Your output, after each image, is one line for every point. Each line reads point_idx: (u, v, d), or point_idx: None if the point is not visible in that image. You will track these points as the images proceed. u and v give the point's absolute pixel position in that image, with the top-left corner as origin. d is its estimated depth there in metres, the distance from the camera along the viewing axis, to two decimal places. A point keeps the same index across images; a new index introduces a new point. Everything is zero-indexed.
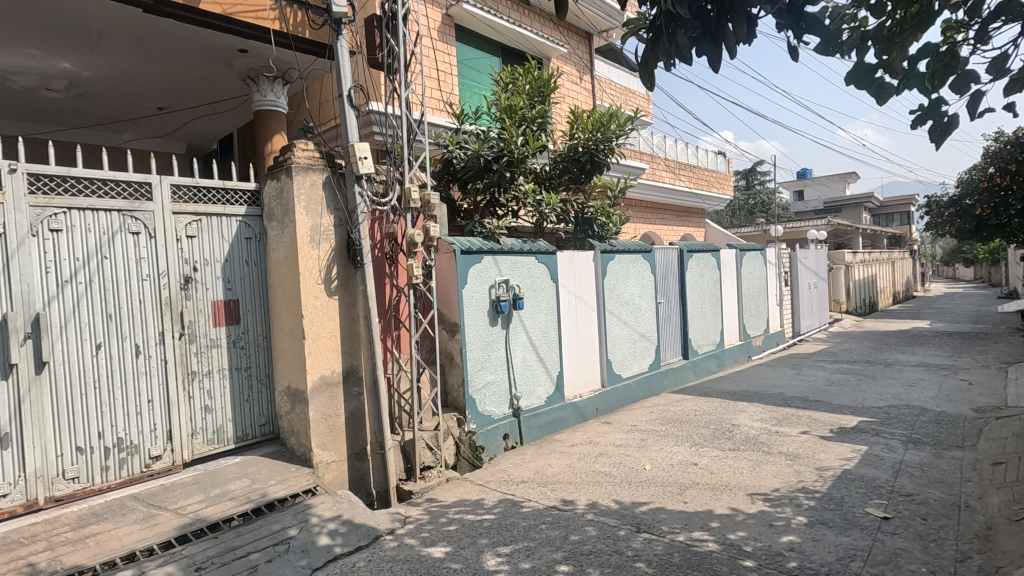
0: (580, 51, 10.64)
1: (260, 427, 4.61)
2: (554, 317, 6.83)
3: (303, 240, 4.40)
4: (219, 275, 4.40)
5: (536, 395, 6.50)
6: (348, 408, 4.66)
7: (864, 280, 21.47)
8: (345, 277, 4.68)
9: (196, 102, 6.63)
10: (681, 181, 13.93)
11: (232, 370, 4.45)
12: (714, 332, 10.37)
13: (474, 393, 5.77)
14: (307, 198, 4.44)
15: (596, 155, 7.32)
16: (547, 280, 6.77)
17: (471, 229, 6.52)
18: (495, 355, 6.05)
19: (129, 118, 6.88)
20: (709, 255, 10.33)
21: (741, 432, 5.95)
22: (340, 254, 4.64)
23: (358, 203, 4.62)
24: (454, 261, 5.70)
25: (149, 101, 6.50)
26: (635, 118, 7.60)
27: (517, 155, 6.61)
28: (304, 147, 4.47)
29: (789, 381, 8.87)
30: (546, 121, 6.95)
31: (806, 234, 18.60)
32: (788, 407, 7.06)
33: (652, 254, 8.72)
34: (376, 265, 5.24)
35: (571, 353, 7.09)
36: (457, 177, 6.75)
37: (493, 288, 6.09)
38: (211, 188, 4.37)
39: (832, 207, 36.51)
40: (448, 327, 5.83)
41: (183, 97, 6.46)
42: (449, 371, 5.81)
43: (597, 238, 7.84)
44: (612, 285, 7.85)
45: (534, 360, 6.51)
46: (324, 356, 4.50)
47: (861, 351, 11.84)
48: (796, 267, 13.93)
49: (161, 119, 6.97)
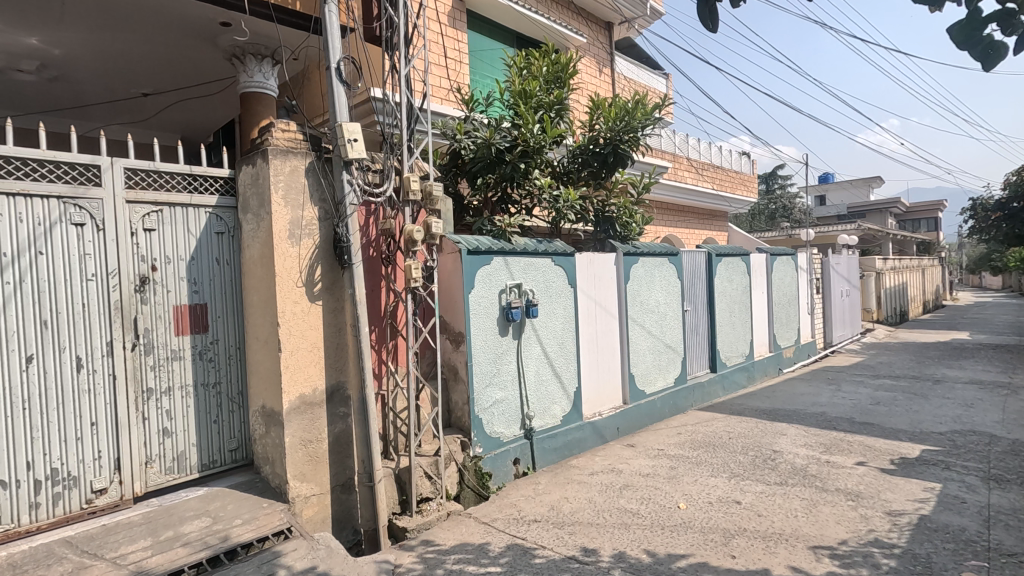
0: (600, 41, 9.93)
1: (230, 452, 3.97)
2: (572, 326, 6.12)
3: (281, 235, 3.76)
4: (184, 275, 3.78)
5: (551, 414, 5.80)
6: (332, 432, 4.00)
7: (895, 288, 20.41)
8: (330, 278, 4.02)
9: (181, 86, 6.05)
10: (705, 181, 13.13)
11: (198, 388, 3.82)
12: (743, 343, 9.57)
13: (480, 413, 5.09)
14: (287, 186, 3.80)
15: (620, 146, 6.60)
16: (564, 285, 6.06)
17: (480, 228, 5.83)
18: (505, 370, 5.36)
19: (110, 105, 6.33)
20: (737, 260, 9.56)
21: (786, 461, 5.18)
22: (325, 253, 3.98)
23: (347, 193, 3.96)
24: (459, 261, 5.03)
25: (132, 86, 5.95)
26: (663, 105, 6.87)
27: (533, 145, 5.94)
28: (285, 127, 3.86)
29: (829, 398, 8.05)
30: (565, 108, 6.25)
31: (835, 239, 17.64)
32: (834, 430, 6.26)
33: (679, 257, 7.98)
34: (370, 265, 4.59)
35: (590, 366, 6.37)
36: (467, 172, 6.07)
37: (504, 293, 5.40)
38: (176, 174, 3.76)
39: (856, 212, 35.29)
40: (451, 337, 5.15)
41: (166, 80, 5.89)
42: (453, 387, 5.13)
43: (619, 239, 7.14)
44: (636, 291, 7.13)
45: (549, 375, 5.81)
46: (305, 371, 3.84)
47: (903, 365, 10.93)
48: (827, 272, 13.04)
49: (146, 105, 6.41)
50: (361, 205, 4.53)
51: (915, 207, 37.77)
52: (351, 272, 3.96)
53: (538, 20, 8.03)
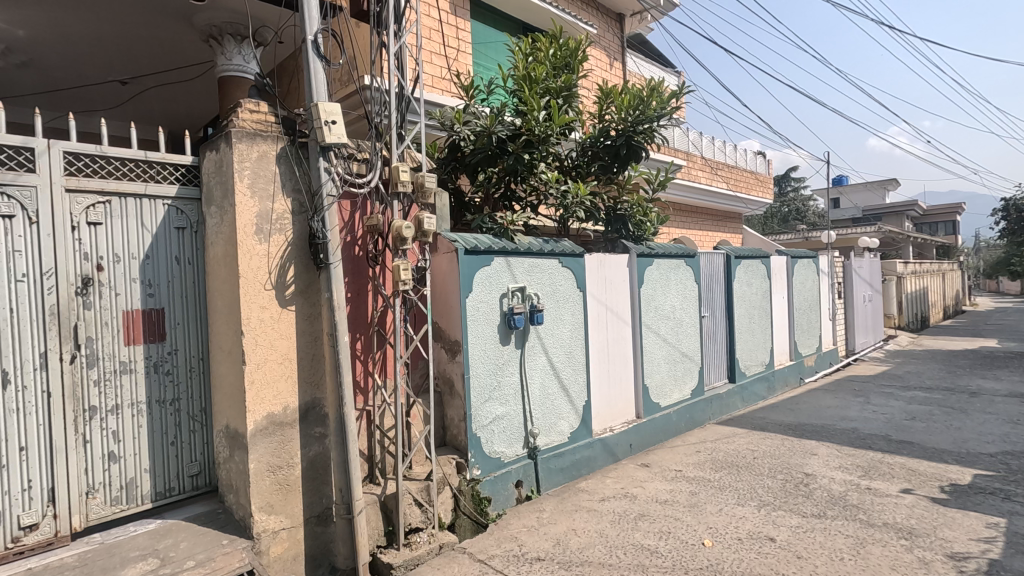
0: (611, 33, 9.41)
1: (190, 478, 3.48)
2: (580, 334, 5.58)
3: (246, 230, 3.26)
4: (136, 275, 3.30)
5: (558, 431, 5.27)
6: (306, 456, 3.49)
7: (916, 293, 19.67)
8: (305, 281, 3.52)
9: (159, 72, 5.61)
10: (720, 181, 12.56)
11: (152, 405, 3.33)
12: (764, 351, 8.98)
13: (479, 431, 4.57)
14: (254, 174, 3.31)
15: (633, 138, 6.05)
16: (572, 288, 5.53)
17: (479, 225, 5.31)
18: (506, 383, 4.84)
19: (85, 94, 5.89)
20: (757, 263, 8.98)
21: (821, 489, 4.63)
22: (298, 251, 3.49)
23: (324, 183, 3.46)
24: (455, 262, 4.52)
25: (106, 72, 5.51)
26: (680, 93, 6.33)
27: (538, 134, 5.42)
28: (254, 108, 3.38)
29: (859, 412, 7.44)
30: (573, 94, 5.70)
31: (855, 242, 16.95)
32: (870, 450, 5.69)
33: (696, 260, 7.42)
34: (354, 266, 4.11)
35: (600, 378, 5.84)
36: (465, 165, 5.57)
37: (505, 297, 4.88)
38: (128, 159, 3.28)
39: (871, 215, 34.43)
40: (447, 346, 4.65)
41: (141, 65, 5.45)
42: (448, 402, 4.64)
43: (632, 239, 6.59)
44: (650, 296, 6.59)
45: (555, 388, 5.28)
46: (273, 386, 3.35)
47: (933, 376, 10.28)
48: (849, 276, 12.42)
49: (124, 95, 5.98)
50: (339, 196, 4.05)
51: (933, 209, 36.82)
52: (328, 273, 3.45)
53: (545, 8, 7.53)
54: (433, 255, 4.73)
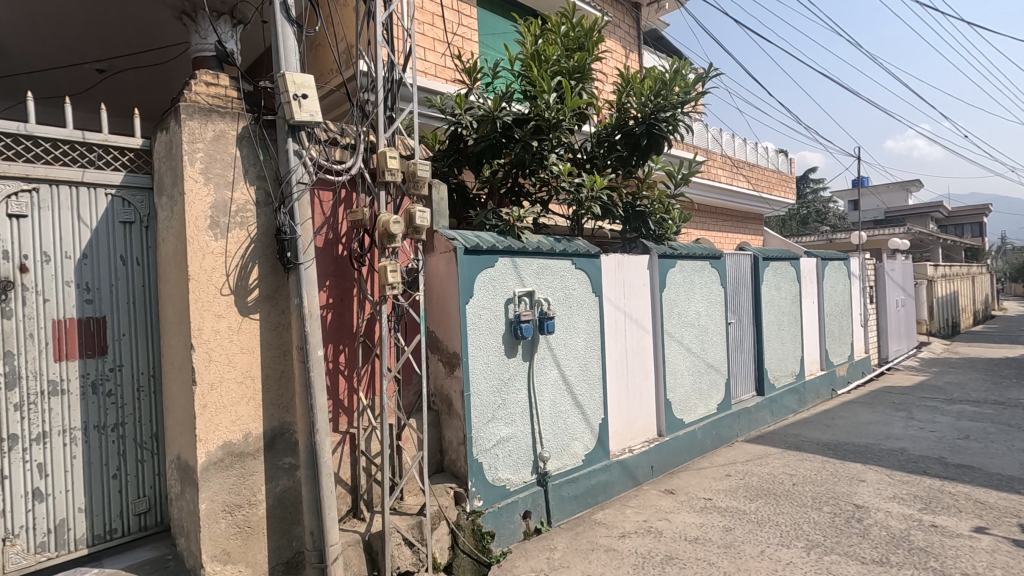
0: (627, 23, 8.82)
1: (136, 516, 2.95)
2: (596, 343, 4.99)
3: (198, 224, 2.73)
4: (70, 278, 2.78)
5: (571, 454, 4.69)
6: (273, 492, 2.95)
7: (946, 298, 18.72)
8: (272, 285, 2.98)
9: (132, 56, 5.14)
10: (742, 181, 11.88)
11: (89, 432, 2.81)
12: (793, 361, 8.29)
13: (480, 457, 4.00)
14: (208, 158, 2.78)
15: (655, 126, 5.45)
16: (587, 293, 4.95)
17: (482, 220, 4.74)
18: (512, 401, 4.27)
19: (56, 76, 5.41)
20: (785, 265, 8.30)
21: (878, 526, 4.00)
22: (263, 249, 2.95)
23: (293, 168, 2.93)
24: (454, 263, 3.96)
25: (72, 54, 5.05)
26: (708, 77, 5.70)
27: (548, 119, 4.84)
28: (210, 80, 2.86)
29: (904, 429, 6.73)
30: (588, 76, 5.09)
31: (883, 244, 16.13)
32: (926, 476, 5.02)
33: (722, 261, 6.80)
34: (337, 269, 3.64)
35: (618, 393, 5.25)
36: (468, 156, 5.00)
37: (511, 303, 4.31)
38: (62, 140, 2.77)
39: (894, 217, 33.31)
40: (444, 358, 4.09)
41: (112, 48, 4.99)
42: (446, 422, 4.09)
43: (652, 238, 6.00)
44: (673, 301, 5.98)
45: (568, 405, 4.70)
46: (231, 409, 2.81)
47: (977, 387, 9.49)
48: (881, 280, 11.66)
49: (97, 81, 5.52)
50: (308, 186, 3.51)
51: (959, 210, 35.53)
52: (298, 276, 2.91)
53: None
54: (429, 255, 4.18)
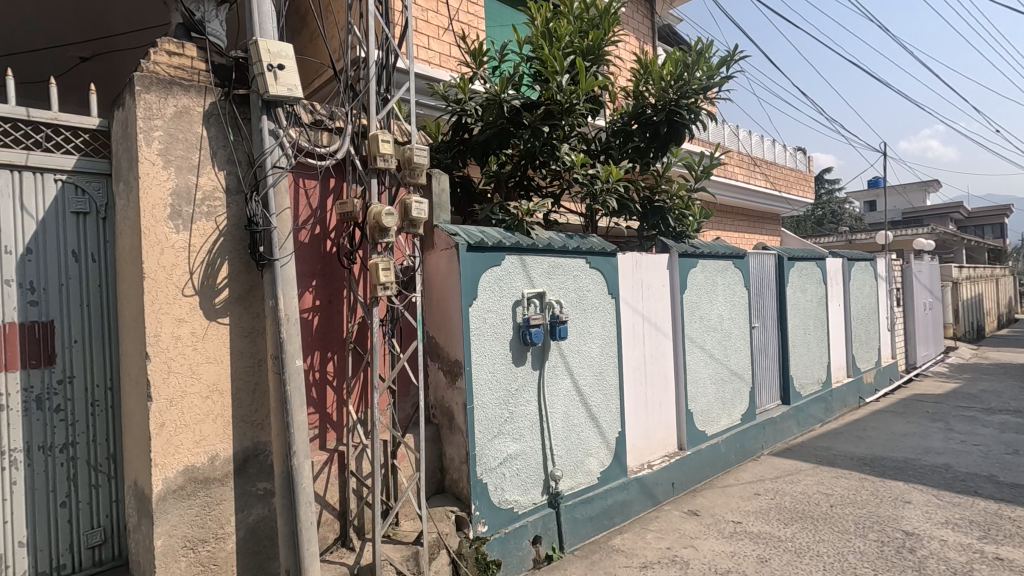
0: (641, 14, 8.38)
1: (89, 550, 2.57)
2: (612, 350, 4.57)
3: (155, 213, 2.35)
4: (11, 276, 2.41)
5: (585, 471, 4.26)
6: (244, 523, 2.55)
7: (971, 302, 18.02)
8: (244, 285, 2.59)
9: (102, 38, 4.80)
10: (760, 180, 11.38)
11: (32, 454, 2.44)
12: (820, 368, 7.79)
13: (484, 477, 3.59)
14: (169, 137, 2.40)
15: (675, 113, 5.05)
16: (602, 294, 4.52)
17: (487, 214, 4.32)
18: (520, 414, 3.85)
19: (17, 60, 4.97)
20: (811, 266, 7.81)
21: (934, 559, 3.54)
22: (234, 243, 2.57)
23: (267, 149, 2.55)
24: (455, 261, 3.56)
25: (40, 36, 4.69)
26: (733, 60, 5.24)
27: (560, 103, 4.41)
28: (175, 50, 2.51)
29: (944, 442, 6.23)
30: (603, 57, 4.66)
31: (906, 245, 15.50)
32: (979, 497, 4.54)
33: (745, 261, 6.35)
34: (325, 267, 3.27)
35: (635, 404, 4.82)
36: (473, 146, 4.57)
37: (519, 306, 3.91)
38: (3, 118, 2.41)
39: (912, 218, 32.46)
40: (445, 367, 3.69)
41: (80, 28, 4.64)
42: (447, 437, 3.69)
43: (672, 236, 5.57)
44: (694, 303, 5.54)
45: (582, 417, 4.27)
46: (194, 428, 2.43)
47: (1016, 395, 8.91)
48: (908, 282, 11.10)
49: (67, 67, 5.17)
50: (286, 172, 3.12)
51: (980, 211, 34.58)
52: (272, 274, 2.53)
53: None
54: (428, 252, 3.79)
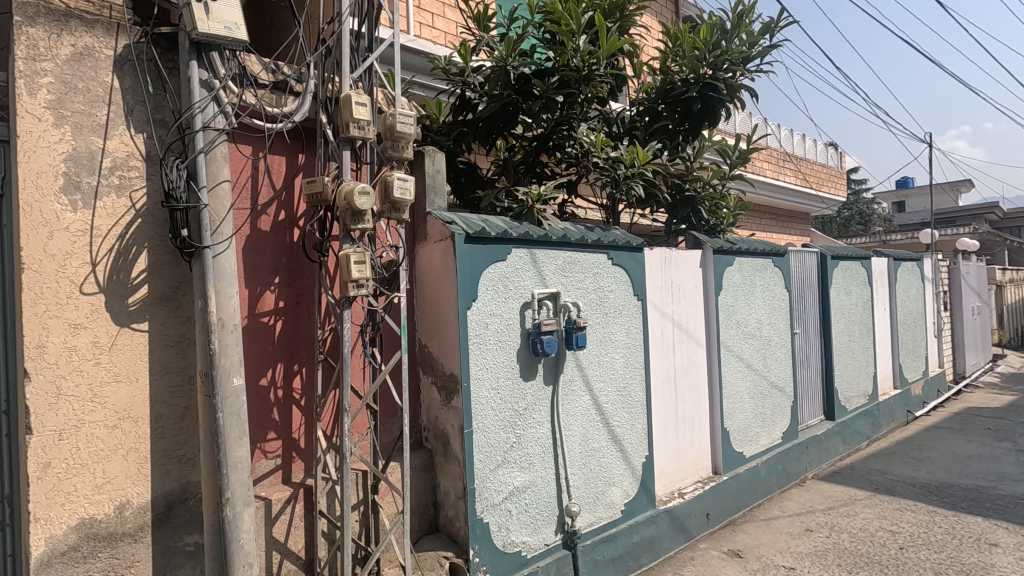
0: None
1: None
2: (638, 361, 3.92)
3: (42, 184, 1.79)
4: None
5: (606, 503, 3.61)
6: None
7: (1016, 306, 16.91)
8: (168, 280, 2.01)
9: None
10: (790, 175, 10.57)
11: None
12: (865, 379, 7.01)
13: (486, 516, 2.97)
14: (62, 85, 1.83)
15: (710, 88, 4.38)
16: (627, 295, 3.88)
17: (491, 201, 3.70)
18: (530, 438, 3.22)
19: None
20: (855, 266, 7.04)
21: None
22: (157, 226, 1.99)
23: (195, 104, 1.96)
24: (451, 255, 2.95)
25: None
26: (778, 27, 4.56)
27: (577, 70, 3.79)
28: None
29: (1019, 466, 5.45)
30: (630, 17, 4.01)
31: (947, 245, 14.50)
32: None
33: (785, 259, 5.64)
34: (291, 261, 2.69)
35: (665, 424, 4.15)
36: (477, 125, 3.92)
37: (528, 310, 3.28)
38: None
39: (944, 219, 31.06)
40: (439, 382, 3.07)
41: None
42: (441, 466, 3.07)
43: (704, 231, 4.87)
44: (731, 306, 4.86)
45: (603, 439, 3.63)
46: (94, 469, 1.84)
47: None
48: (956, 284, 10.22)
49: None
50: (227, 137, 2.51)
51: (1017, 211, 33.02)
52: (201, 267, 1.94)
53: None
54: (420, 245, 3.18)
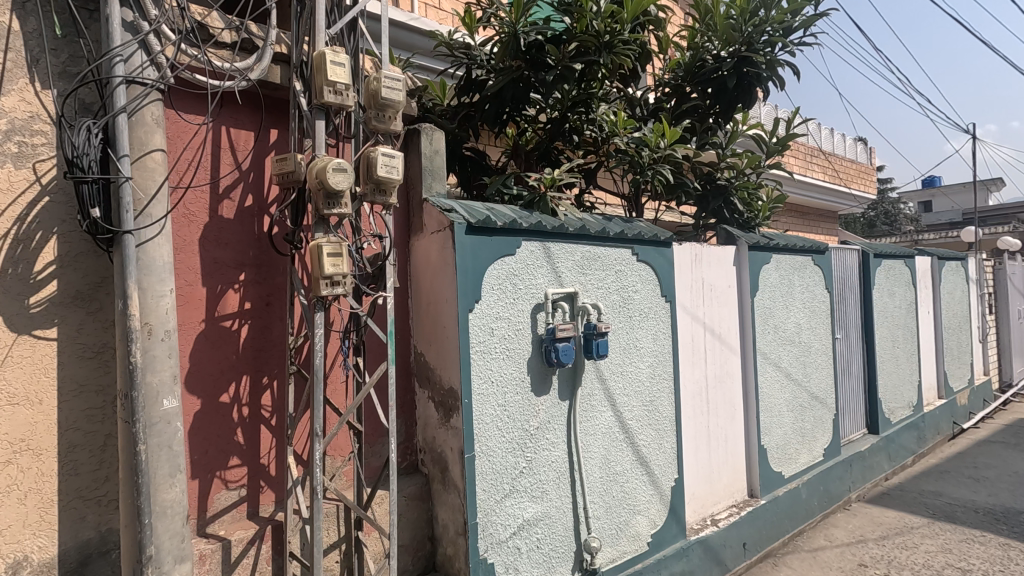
0: None
1: None
2: (666, 371, 3.44)
3: None
4: None
5: (631, 535, 3.13)
6: None
7: None
8: (86, 286, 1.80)
9: None
10: (818, 172, 9.97)
11: None
12: (909, 388, 6.41)
13: (490, 556, 2.52)
14: None
15: (746, 61, 3.89)
16: (654, 296, 3.40)
17: (500, 188, 3.25)
18: (542, 462, 2.76)
19: None
20: (898, 265, 6.46)
21: None
22: (66, 206, 1.78)
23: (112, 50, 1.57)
24: (450, 248, 2.51)
25: None
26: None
27: (596, 35, 3.35)
28: None
29: None
30: None
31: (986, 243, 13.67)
32: None
33: (826, 257, 5.10)
34: (260, 255, 2.26)
35: (695, 442, 3.66)
36: (484, 106, 3.45)
37: (541, 312, 2.82)
38: None
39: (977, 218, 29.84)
40: (438, 397, 2.62)
41: None
42: (439, 495, 2.63)
43: (737, 226, 4.34)
44: (768, 309, 4.35)
45: (626, 461, 3.16)
46: None
47: None
48: (1003, 284, 9.49)
49: None
50: (166, 101, 2.07)
51: None
52: (124, 255, 1.57)
53: None
54: (414, 238, 2.75)
